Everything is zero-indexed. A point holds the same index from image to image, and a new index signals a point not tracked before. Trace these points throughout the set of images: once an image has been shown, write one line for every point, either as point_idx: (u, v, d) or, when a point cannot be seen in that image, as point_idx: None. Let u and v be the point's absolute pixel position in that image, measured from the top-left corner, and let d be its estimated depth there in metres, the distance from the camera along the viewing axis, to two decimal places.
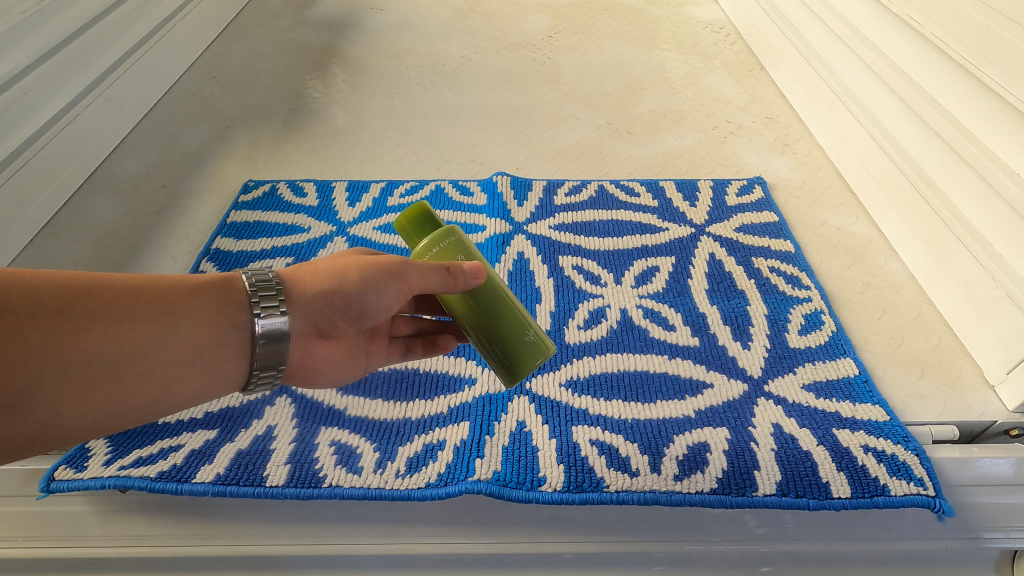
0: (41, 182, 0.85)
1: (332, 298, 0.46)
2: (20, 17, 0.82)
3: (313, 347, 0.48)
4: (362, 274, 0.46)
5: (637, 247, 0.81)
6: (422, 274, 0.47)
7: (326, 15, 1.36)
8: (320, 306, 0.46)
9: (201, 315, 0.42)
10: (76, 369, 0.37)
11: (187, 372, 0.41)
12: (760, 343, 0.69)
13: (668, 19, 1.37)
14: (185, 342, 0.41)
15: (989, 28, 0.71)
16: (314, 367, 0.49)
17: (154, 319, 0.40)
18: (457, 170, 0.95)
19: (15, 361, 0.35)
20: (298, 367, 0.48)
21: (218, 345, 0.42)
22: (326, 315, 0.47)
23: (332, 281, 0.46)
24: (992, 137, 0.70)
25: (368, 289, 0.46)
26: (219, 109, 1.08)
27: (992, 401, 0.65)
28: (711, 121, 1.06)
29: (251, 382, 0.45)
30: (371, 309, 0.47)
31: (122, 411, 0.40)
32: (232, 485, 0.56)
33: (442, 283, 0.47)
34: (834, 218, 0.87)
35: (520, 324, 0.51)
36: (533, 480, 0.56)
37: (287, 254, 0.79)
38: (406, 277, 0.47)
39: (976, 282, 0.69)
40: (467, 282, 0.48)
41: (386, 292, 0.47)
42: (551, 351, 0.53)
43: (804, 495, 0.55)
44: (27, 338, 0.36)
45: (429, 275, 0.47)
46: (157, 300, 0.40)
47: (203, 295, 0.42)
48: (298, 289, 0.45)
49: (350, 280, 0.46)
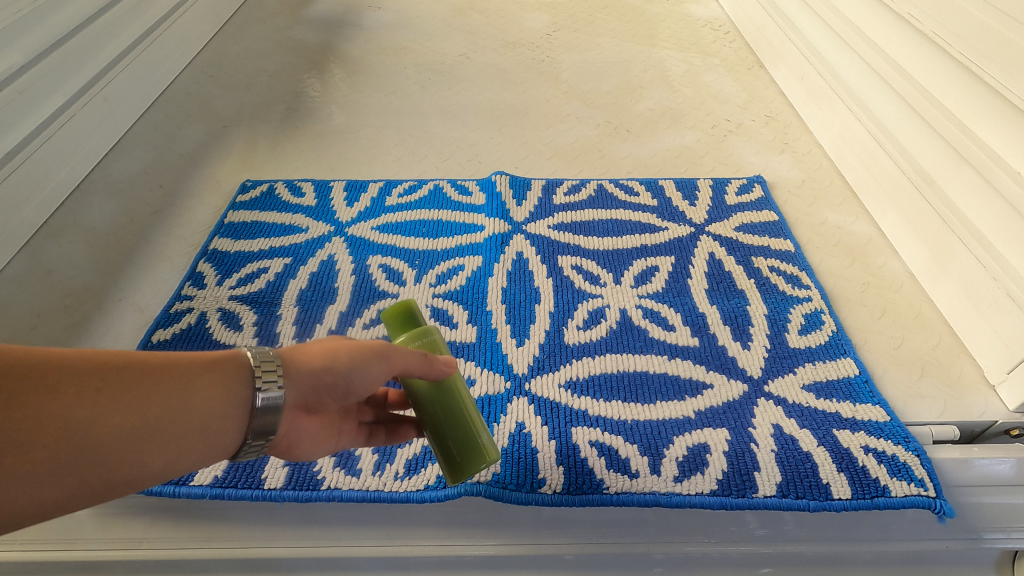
0: (37, 183, 0.84)
1: (323, 376, 0.43)
2: (15, 17, 0.82)
3: (297, 422, 0.44)
4: (354, 355, 0.43)
5: (637, 246, 0.80)
6: (408, 359, 0.44)
7: (323, 14, 1.35)
8: (310, 384, 0.42)
9: (219, 387, 0.38)
10: (86, 449, 0.34)
11: (199, 450, 0.38)
12: (760, 343, 0.68)
13: (667, 17, 1.37)
14: (202, 417, 0.38)
15: (990, 27, 0.71)
16: (296, 442, 0.45)
17: (175, 395, 0.37)
18: (456, 169, 0.94)
19: (21, 441, 0.32)
20: (279, 442, 0.44)
21: (233, 415, 0.39)
22: (314, 393, 0.43)
23: (325, 359, 0.42)
24: (993, 136, 0.69)
25: (354, 370, 0.43)
26: (217, 109, 1.07)
27: (992, 401, 0.65)
28: (711, 120, 1.06)
29: (241, 451, 0.41)
30: (357, 389, 0.44)
31: (125, 488, 0.36)
32: (229, 487, 0.56)
33: (424, 370, 0.44)
34: (834, 217, 0.87)
35: (456, 426, 0.46)
36: (533, 481, 0.56)
37: (285, 254, 0.79)
38: (393, 359, 0.43)
39: (977, 282, 0.69)
40: (442, 372, 0.45)
41: (374, 373, 0.44)
42: (492, 457, 0.46)
43: (804, 496, 0.55)
44: (37, 417, 0.33)
45: (414, 360, 0.44)
46: (177, 373, 0.37)
47: (217, 369, 0.39)
48: (292, 363, 0.41)
49: (342, 359, 0.43)
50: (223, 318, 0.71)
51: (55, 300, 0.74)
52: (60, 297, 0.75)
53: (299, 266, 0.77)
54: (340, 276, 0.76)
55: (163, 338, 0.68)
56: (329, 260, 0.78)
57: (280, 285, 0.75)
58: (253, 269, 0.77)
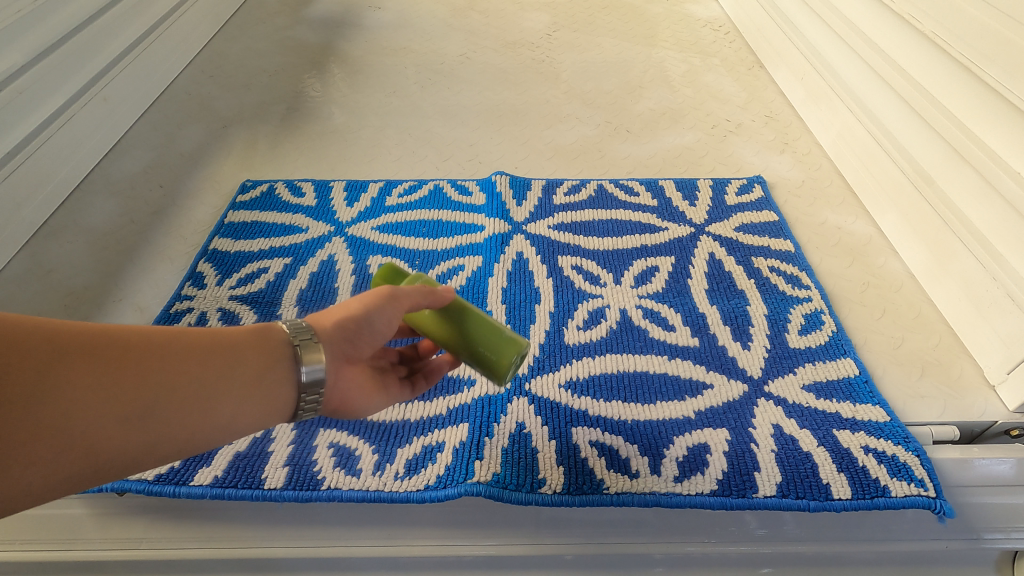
0: (37, 183, 0.84)
1: (346, 325, 0.44)
2: (16, 17, 0.82)
3: (339, 374, 0.45)
4: (364, 300, 0.45)
5: (637, 247, 0.80)
6: (414, 294, 0.47)
7: (323, 14, 1.35)
8: (338, 335, 0.44)
9: (246, 381, 0.40)
10: (100, 417, 0.35)
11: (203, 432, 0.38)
12: (760, 343, 0.68)
13: (667, 17, 1.37)
14: (225, 392, 0.39)
15: (990, 27, 0.71)
16: (344, 396, 0.46)
17: (205, 376, 0.38)
18: (456, 170, 0.94)
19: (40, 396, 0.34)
20: (331, 398, 0.45)
21: (256, 398, 0.40)
22: (344, 345, 0.44)
23: (342, 310, 0.45)
24: (993, 136, 0.69)
25: (372, 312, 0.45)
26: (217, 108, 1.07)
27: (992, 401, 0.65)
28: (711, 120, 1.06)
29: (300, 408, 0.43)
30: (379, 333, 0.46)
31: (120, 463, 0.37)
32: (230, 487, 0.56)
33: (430, 299, 0.48)
34: (834, 217, 0.87)
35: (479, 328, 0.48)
36: (533, 482, 0.56)
37: (285, 254, 0.79)
38: (401, 296, 0.46)
39: (976, 282, 0.69)
40: (444, 296, 0.48)
41: (389, 314, 0.46)
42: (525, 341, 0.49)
43: (805, 496, 0.55)
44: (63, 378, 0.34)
45: (418, 292, 0.47)
46: (211, 350, 0.39)
47: (257, 356, 0.41)
48: (317, 323, 0.44)
49: (355, 307, 0.45)
50: (223, 318, 0.71)
51: (55, 300, 0.74)
52: (60, 297, 0.75)
53: (299, 266, 0.77)
54: (340, 276, 0.76)
55: None
56: (329, 260, 0.78)
57: (280, 285, 0.75)
58: (253, 269, 0.77)
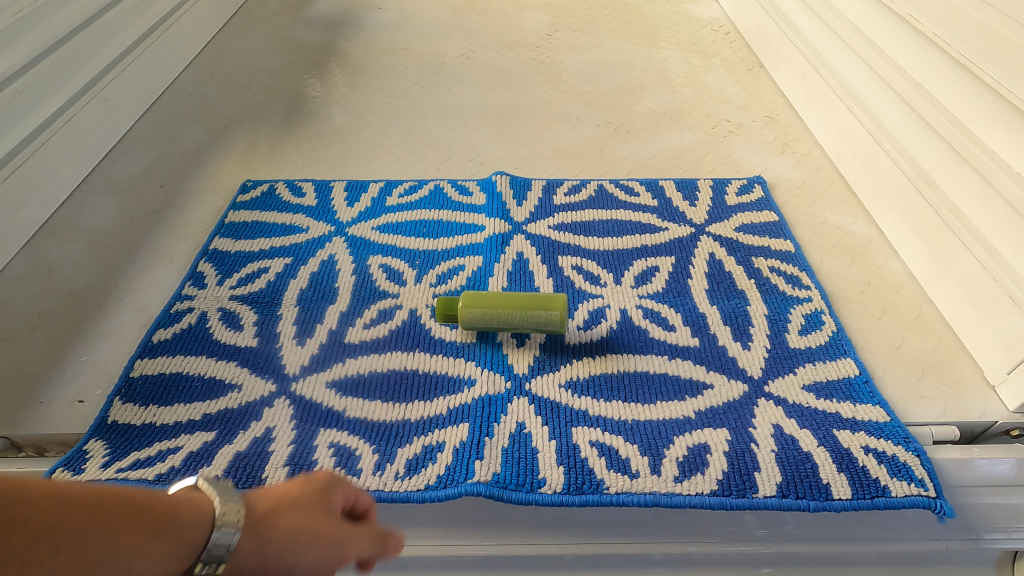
0: (38, 182, 0.84)
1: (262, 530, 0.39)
2: (16, 17, 0.82)
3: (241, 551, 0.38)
4: (295, 517, 0.40)
5: (637, 247, 0.80)
6: (358, 548, 0.43)
7: (324, 14, 1.35)
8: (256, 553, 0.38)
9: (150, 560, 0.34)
10: None
11: None
12: (760, 343, 0.68)
13: (668, 18, 1.37)
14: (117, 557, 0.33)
15: (990, 27, 0.71)
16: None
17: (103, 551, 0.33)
18: (457, 170, 0.94)
19: None
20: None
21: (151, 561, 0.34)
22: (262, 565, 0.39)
23: (268, 506, 0.40)
24: (993, 136, 0.69)
25: (299, 562, 0.40)
26: (217, 109, 1.07)
27: (992, 401, 0.65)
28: (711, 120, 1.06)
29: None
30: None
31: None
32: (230, 487, 0.55)
33: (372, 552, 0.44)
34: (834, 217, 0.87)
35: (533, 297, 0.66)
36: (533, 482, 0.56)
37: (285, 254, 0.79)
38: (343, 547, 0.42)
39: (977, 282, 0.69)
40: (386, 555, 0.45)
41: (316, 561, 0.40)
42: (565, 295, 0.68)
43: (804, 496, 0.55)
44: None
45: (364, 547, 0.43)
46: (116, 516, 0.34)
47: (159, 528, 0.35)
48: (250, 511, 0.39)
49: (283, 518, 0.40)
50: (223, 318, 0.71)
51: (55, 300, 0.74)
52: (61, 297, 0.75)
53: (299, 266, 0.77)
54: (340, 275, 0.76)
55: (163, 338, 0.68)
56: (329, 260, 0.78)
57: (281, 285, 0.75)
58: (254, 269, 0.77)
